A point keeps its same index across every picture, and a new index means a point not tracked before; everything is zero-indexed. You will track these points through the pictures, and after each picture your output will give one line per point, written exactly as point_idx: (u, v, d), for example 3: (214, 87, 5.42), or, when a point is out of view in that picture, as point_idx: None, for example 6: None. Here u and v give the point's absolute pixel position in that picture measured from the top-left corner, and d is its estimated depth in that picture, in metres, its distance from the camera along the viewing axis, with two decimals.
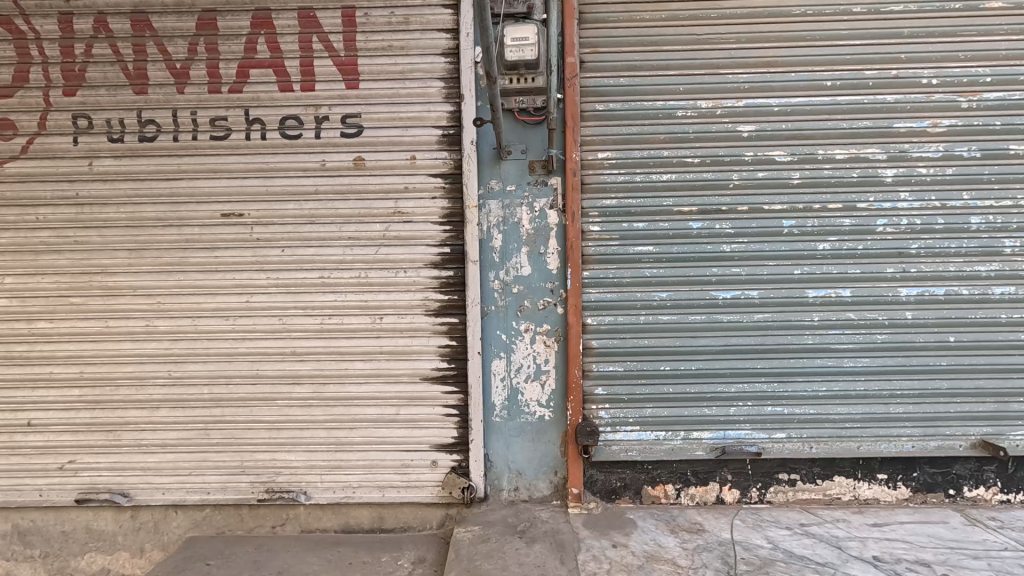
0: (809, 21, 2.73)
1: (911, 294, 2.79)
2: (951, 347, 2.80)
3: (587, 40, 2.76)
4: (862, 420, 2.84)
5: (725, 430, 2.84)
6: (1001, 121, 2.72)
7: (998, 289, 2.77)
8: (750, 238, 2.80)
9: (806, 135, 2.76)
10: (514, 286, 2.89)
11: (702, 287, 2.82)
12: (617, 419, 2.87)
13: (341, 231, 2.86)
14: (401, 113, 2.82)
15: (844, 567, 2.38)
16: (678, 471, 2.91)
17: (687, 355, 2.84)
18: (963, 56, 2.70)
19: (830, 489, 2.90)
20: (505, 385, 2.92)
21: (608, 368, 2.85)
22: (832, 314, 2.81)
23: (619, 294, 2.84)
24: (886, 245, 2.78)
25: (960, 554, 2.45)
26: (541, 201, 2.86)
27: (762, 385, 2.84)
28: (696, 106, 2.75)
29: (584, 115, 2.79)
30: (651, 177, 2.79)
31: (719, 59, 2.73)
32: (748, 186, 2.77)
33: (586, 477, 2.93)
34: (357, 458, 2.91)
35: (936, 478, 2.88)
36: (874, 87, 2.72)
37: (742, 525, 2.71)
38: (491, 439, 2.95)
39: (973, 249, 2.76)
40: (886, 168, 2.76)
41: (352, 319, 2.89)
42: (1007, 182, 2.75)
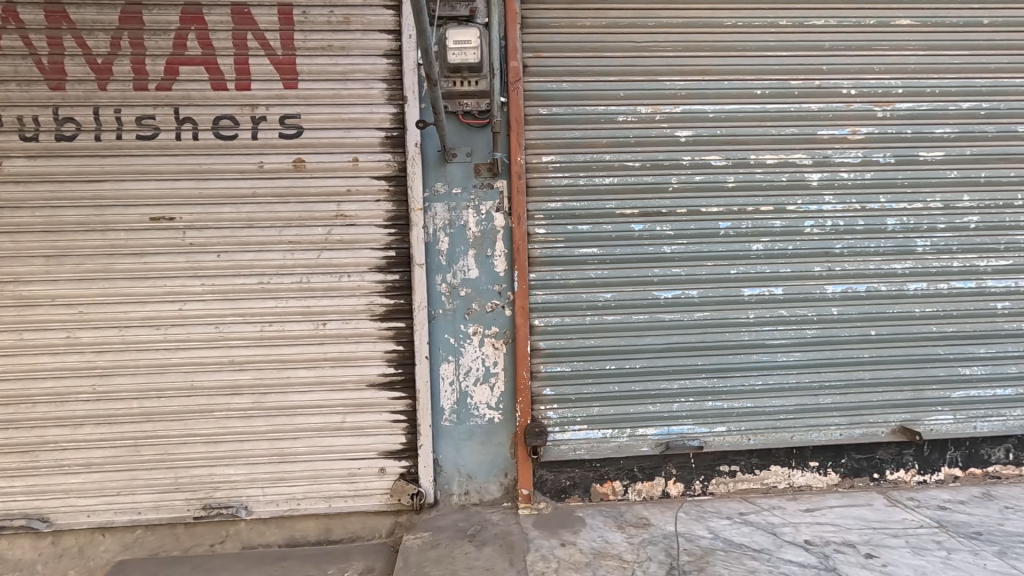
0: (741, 32, 2.84)
1: (836, 291, 2.96)
2: (872, 339, 3.00)
3: (530, 44, 2.79)
4: (795, 411, 2.99)
5: (669, 426, 2.94)
6: (912, 129, 2.94)
7: (912, 285, 2.99)
8: (690, 239, 2.90)
9: (740, 141, 2.88)
10: (461, 289, 2.88)
11: (645, 287, 2.90)
12: (566, 418, 2.91)
13: (281, 235, 2.77)
14: (342, 114, 2.77)
15: (779, 552, 2.49)
16: (625, 468, 2.98)
17: (632, 354, 2.92)
18: (878, 68, 2.90)
19: (767, 478, 3.04)
20: (454, 389, 2.91)
21: (556, 368, 2.89)
22: (766, 311, 2.95)
23: (566, 296, 2.88)
24: (813, 245, 2.94)
25: (882, 533, 2.61)
26: (488, 204, 2.87)
27: (702, 381, 2.94)
28: (637, 111, 2.83)
29: (529, 119, 2.82)
30: (594, 181, 2.85)
31: (658, 67, 2.82)
32: (686, 189, 2.88)
33: (536, 477, 2.95)
34: (302, 469, 2.83)
35: (861, 463, 3.08)
36: (800, 96, 2.88)
37: (685, 517, 2.80)
38: (441, 444, 2.93)
39: (890, 249, 2.97)
40: (812, 172, 2.92)
41: (294, 326, 2.80)
42: (918, 185, 2.97)
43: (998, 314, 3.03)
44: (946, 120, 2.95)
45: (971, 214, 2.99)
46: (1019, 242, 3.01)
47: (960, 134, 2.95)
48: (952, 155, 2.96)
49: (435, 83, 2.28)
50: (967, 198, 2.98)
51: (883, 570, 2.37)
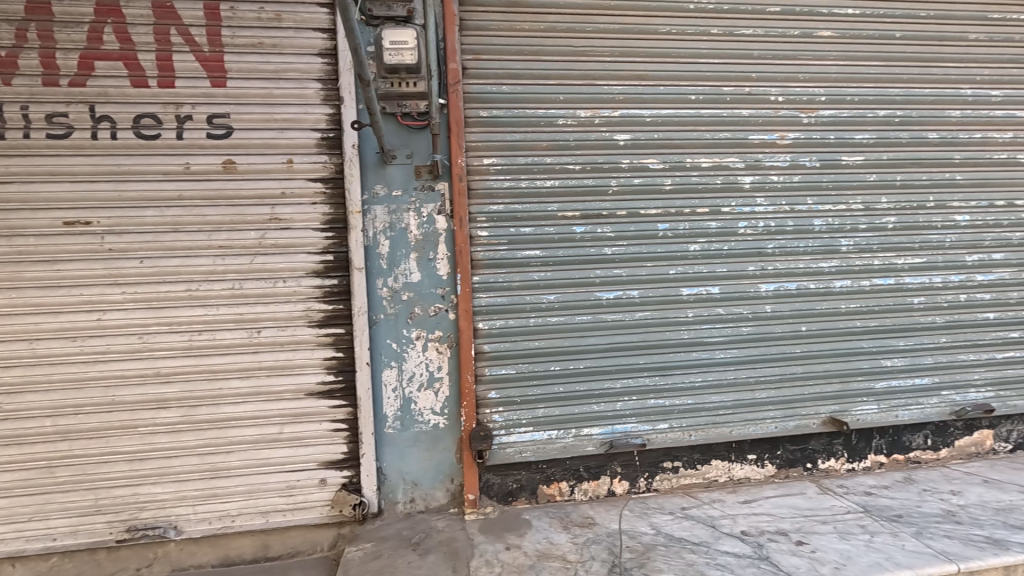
0: (675, 39, 2.92)
1: (769, 289, 3.09)
2: (803, 335, 3.14)
3: (469, 47, 2.78)
4: (732, 406, 3.09)
5: (613, 425, 2.99)
6: (835, 135, 3.10)
7: (838, 282, 3.15)
8: (630, 241, 2.96)
9: (676, 144, 2.96)
10: (403, 293, 2.84)
11: (587, 288, 2.94)
12: (511, 421, 2.91)
13: (210, 240, 2.65)
14: (275, 114, 2.67)
15: (716, 544, 2.55)
16: (571, 468, 3.01)
17: (576, 354, 2.94)
18: (802, 77, 3.04)
19: (708, 472, 3.13)
20: (397, 395, 2.85)
21: (501, 371, 2.88)
22: (704, 310, 3.04)
23: (510, 298, 2.88)
24: (747, 245, 3.05)
25: (812, 520, 2.73)
26: (429, 206, 2.83)
27: (644, 380, 3.01)
28: (576, 114, 2.86)
29: (469, 121, 2.81)
30: (536, 183, 2.86)
31: (596, 71, 2.86)
32: (626, 192, 2.93)
33: (483, 481, 2.94)
34: (236, 484, 2.71)
35: (795, 454, 3.21)
36: (732, 102, 2.99)
37: (630, 515, 2.85)
38: (384, 451, 2.86)
39: (818, 248, 3.12)
40: (744, 175, 3.03)
41: (226, 335, 2.68)
42: (842, 188, 3.13)
43: (915, 309, 3.24)
44: (865, 127, 3.13)
45: (890, 214, 3.18)
46: (932, 241, 3.22)
47: (878, 140, 3.13)
48: (871, 159, 3.14)
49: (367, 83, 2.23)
50: (885, 200, 3.17)
51: (811, 556, 2.44)
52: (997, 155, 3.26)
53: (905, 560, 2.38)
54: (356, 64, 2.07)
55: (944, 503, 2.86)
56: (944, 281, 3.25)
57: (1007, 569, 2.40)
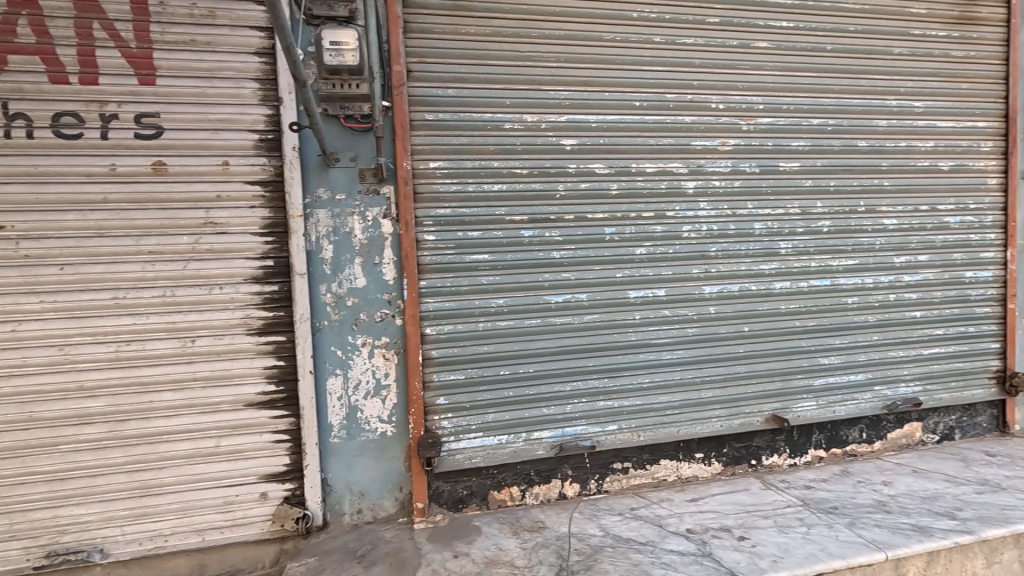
0: (619, 46, 2.97)
1: (713, 291, 3.17)
2: (746, 335, 3.24)
3: (413, 49, 2.75)
4: (680, 406, 3.16)
5: (563, 428, 3.00)
6: (772, 142, 3.22)
7: (778, 284, 3.26)
8: (577, 245, 2.98)
9: (622, 150, 3.01)
10: (347, 299, 2.77)
11: (536, 291, 2.94)
12: (460, 427, 2.88)
13: (138, 245, 2.52)
14: (209, 115, 2.56)
15: (662, 543, 2.59)
16: (522, 472, 3.01)
17: (525, 358, 2.94)
18: (741, 86, 3.15)
19: (658, 472, 3.19)
20: (342, 403, 2.78)
21: (449, 377, 2.85)
22: (650, 312, 3.10)
23: (457, 303, 2.85)
24: (691, 249, 3.13)
25: (754, 516, 2.81)
26: (374, 210, 2.78)
27: (594, 382, 3.03)
28: (522, 119, 2.87)
29: (414, 124, 2.77)
30: (483, 187, 2.85)
31: (542, 76, 2.88)
32: (573, 196, 2.96)
33: (432, 489, 2.90)
34: (169, 502, 2.58)
35: (740, 452, 3.31)
36: (675, 109, 3.06)
37: (579, 517, 2.86)
38: (329, 462, 2.78)
39: (758, 250, 3.23)
40: (687, 180, 3.11)
41: (157, 345, 2.55)
42: (780, 194, 3.25)
43: (850, 308, 3.39)
44: (800, 134, 3.26)
45: (824, 218, 3.33)
46: (864, 244, 3.39)
47: (812, 147, 3.28)
48: (807, 166, 3.27)
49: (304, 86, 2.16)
50: (820, 205, 3.31)
51: (752, 550, 2.50)
52: (921, 162, 3.45)
53: (839, 550, 2.47)
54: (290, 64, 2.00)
55: (877, 494, 2.99)
56: (876, 282, 3.42)
57: (931, 554, 2.52)
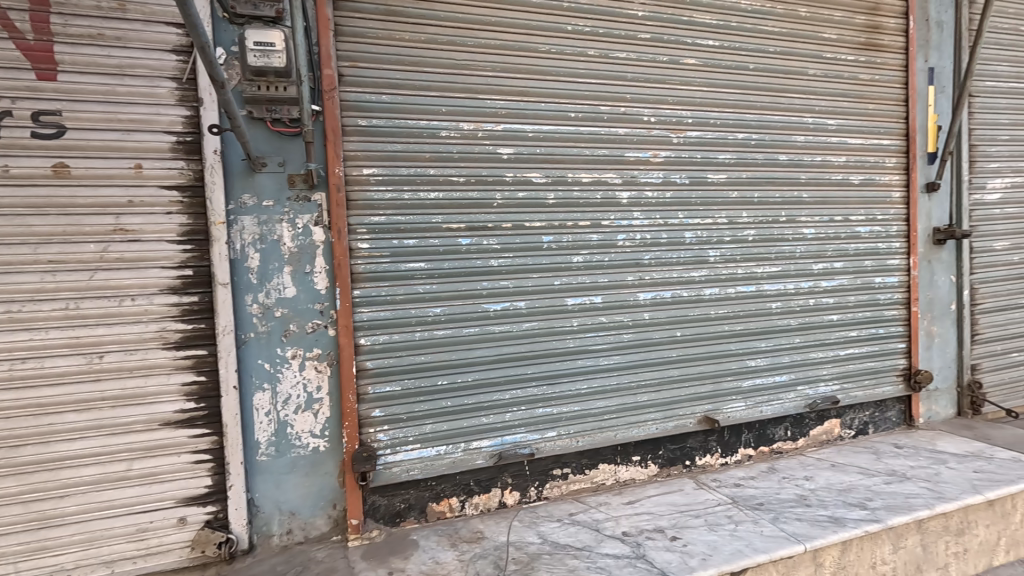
0: (554, 58, 3.03)
1: (647, 298, 3.27)
2: (678, 340, 3.36)
3: (345, 53, 2.68)
4: (617, 410, 3.23)
5: (502, 436, 2.99)
6: (701, 155, 3.36)
7: (708, 290, 3.41)
8: (515, 253, 3.00)
9: (558, 160, 3.06)
10: (276, 309, 2.65)
11: (474, 300, 2.93)
12: (397, 440, 2.81)
13: (36, 254, 2.31)
14: (119, 114, 2.40)
15: (598, 547, 2.62)
16: (461, 483, 2.98)
17: (463, 367, 2.92)
18: (671, 100, 3.28)
19: (597, 476, 3.24)
20: (271, 419, 2.65)
21: (385, 389, 2.79)
22: (588, 319, 3.15)
23: (393, 313, 2.80)
24: (626, 257, 3.22)
25: (687, 515, 2.91)
26: (305, 217, 2.68)
27: (532, 389, 3.05)
28: (459, 127, 2.87)
29: (347, 130, 2.71)
30: (418, 195, 2.81)
31: (478, 85, 2.89)
32: (510, 205, 2.98)
33: (368, 505, 2.82)
34: (72, 533, 2.36)
35: (675, 453, 3.42)
36: (609, 121, 3.15)
37: (518, 526, 2.86)
38: (256, 482, 2.64)
39: (688, 258, 3.36)
40: (621, 190, 3.20)
41: (59, 362, 2.34)
42: (709, 204, 3.40)
43: (774, 312, 3.58)
44: (727, 148, 3.43)
45: (750, 227, 3.51)
46: (785, 252, 3.60)
47: (737, 160, 3.45)
48: (733, 178, 3.44)
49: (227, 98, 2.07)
50: (746, 215, 3.49)
51: (683, 549, 2.58)
52: (834, 176, 3.71)
53: (762, 544, 2.59)
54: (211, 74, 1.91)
55: (799, 488, 3.17)
56: (796, 287, 3.63)
57: (845, 543, 2.69)
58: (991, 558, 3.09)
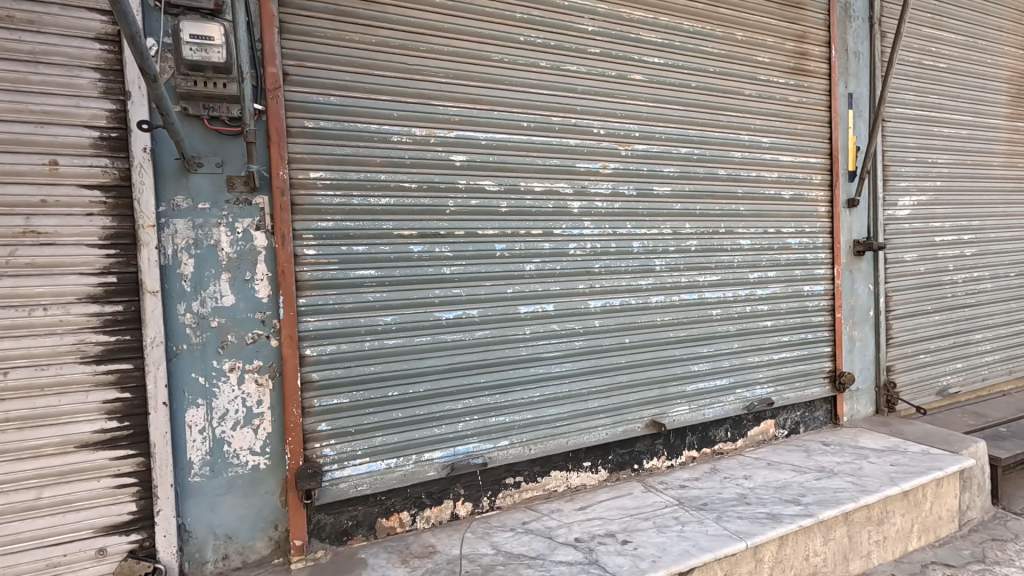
0: (506, 67, 3.04)
1: (598, 305, 3.34)
2: (627, 346, 3.45)
3: (291, 51, 2.58)
4: (568, 417, 3.26)
5: (454, 446, 2.95)
6: (647, 167, 3.49)
7: (654, 298, 3.53)
8: (468, 260, 2.97)
9: (510, 168, 3.08)
10: (212, 319, 2.48)
11: (426, 308, 2.88)
12: (345, 454, 2.70)
13: None
14: (32, 105, 2.17)
15: (552, 555, 2.63)
16: (412, 496, 2.91)
17: (415, 377, 2.86)
18: (619, 113, 3.38)
19: (548, 483, 3.27)
20: (205, 437, 2.47)
21: (332, 401, 2.68)
22: (540, 326, 3.17)
23: (341, 322, 2.69)
24: (577, 265, 3.27)
25: (636, 518, 2.97)
26: (245, 221, 2.54)
27: (485, 398, 3.03)
28: (410, 132, 2.82)
29: (292, 131, 2.60)
30: (369, 200, 2.73)
31: (430, 91, 2.85)
32: (462, 213, 2.95)
33: (312, 523, 2.69)
34: None
35: (624, 457, 3.50)
36: (560, 131, 3.20)
37: (471, 537, 2.82)
38: (188, 505, 2.45)
39: (636, 267, 3.46)
40: (572, 200, 3.25)
41: None
42: (655, 215, 3.52)
43: (715, 319, 3.76)
44: (671, 161, 3.57)
45: (692, 238, 3.66)
46: (725, 261, 3.78)
47: (681, 173, 3.60)
48: (677, 190, 3.59)
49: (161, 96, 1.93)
50: (689, 226, 3.64)
51: (634, 552, 2.63)
52: (768, 191, 3.95)
53: (708, 543, 2.68)
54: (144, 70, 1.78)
55: (739, 487, 3.32)
56: (735, 295, 3.83)
57: (781, 538, 2.84)
58: (907, 544, 3.36)
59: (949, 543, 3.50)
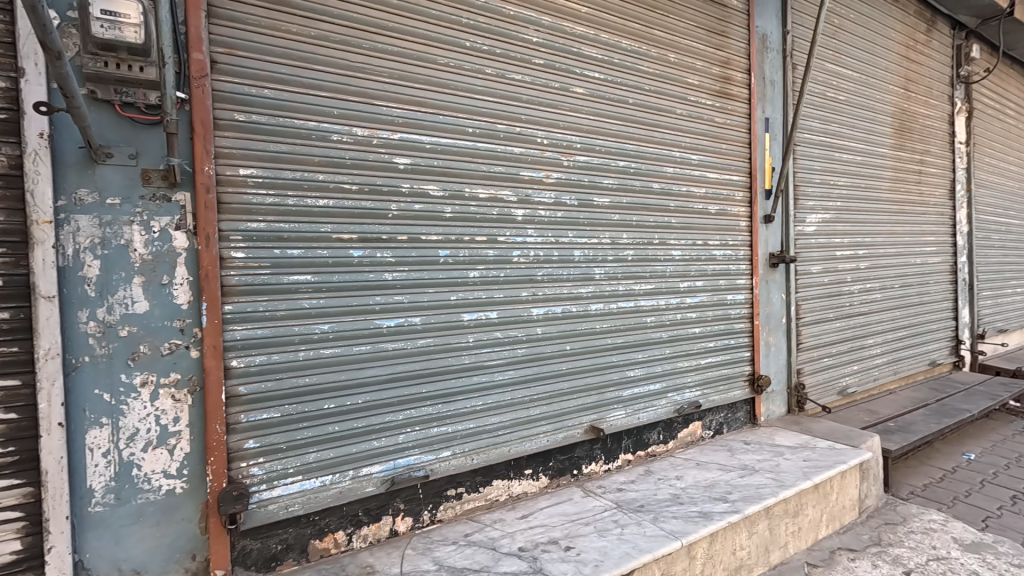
0: (452, 72, 3.01)
1: (540, 313, 3.37)
2: (567, 353, 3.50)
3: (219, 38, 2.38)
4: (510, 425, 3.25)
5: (395, 460, 2.84)
6: (588, 177, 3.57)
7: (594, 305, 3.61)
8: (411, 267, 2.88)
9: (455, 174, 3.03)
10: (121, 328, 2.22)
11: (366, 316, 2.75)
12: (275, 473, 2.52)
13: None
14: None
15: (496, 566, 2.58)
16: (348, 514, 2.77)
17: (353, 389, 2.72)
18: (562, 124, 3.45)
19: (490, 493, 3.24)
20: (110, 461, 2.19)
21: (261, 416, 2.48)
22: (483, 334, 3.14)
23: (272, 331, 2.51)
24: (520, 272, 3.28)
25: (577, 524, 3.01)
26: (163, 220, 2.30)
27: (427, 408, 2.94)
28: (352, 132, 2.69)
29: (219, 123, 2.39)
30: (305, 202, 2.58)
31: (374, 91, 2.75)
32: (406, 217, 2.86)
33: (236, 550, 2.47)
34: None
35: (564, 463, 3.55)
36: (504, 139, 3.21)
37: (412, 554, 2.72)
38: (87, 539, 2.15)
39: (577, 275, 3.53)
40: (516, 208, 3.27)
41: None
42: (595, 225, 3.62)
43: (649, 326, 3.91)
44: (610, 173, 3.69)
45: (629, 248, 3.80)
46: (658, 271, 3.96)
47: (619, 186, 3.73)
48: (615, 202, 3.71)
49: (66, 75, 1.70)
50: (626, 237, 3.77)
51: (577, 558, 2.64)
52: (697, 206, 4.20)
53: (647, 545, 2.76)
54: (46, 44, 1.56)
55: (672, 487, 3.47)
56: (667, 303, 4.01)
57: (712, 535, 2.98)
58: (817, 533, 3.66)
59: (851, 529, 3.86)
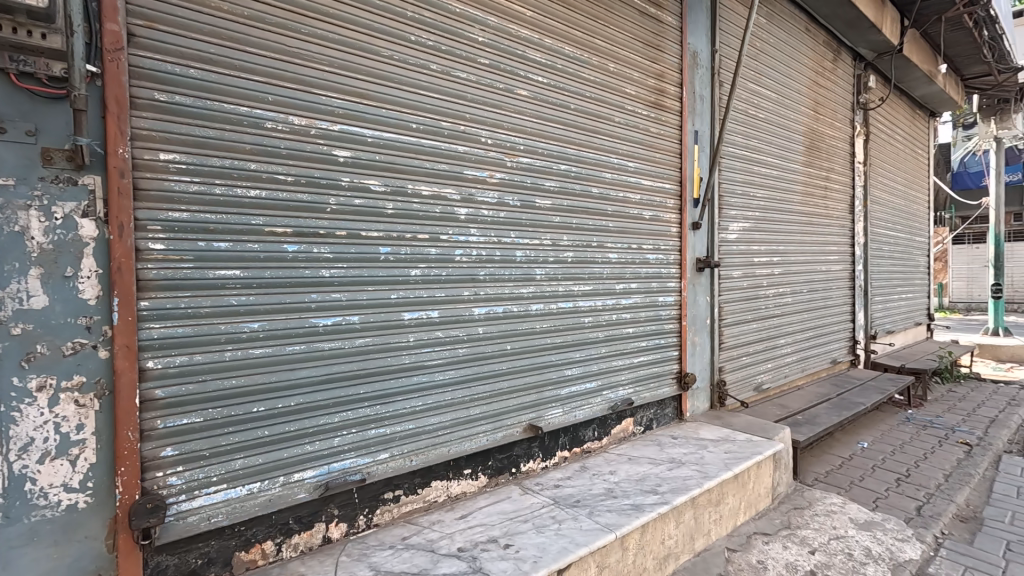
0: (396, 65, 2.93)
1: (481, 312, 3.37)
2: (507, 353, 3.52)
3: (138, 9, 2.18)
4: (450, 425, 3.23)
5: (329, 464, 2.73)
6: (530, 179, 3.63)
7: (534, 306, 3.66)
8: (350, 263, 2.78)
9: (398, 169, 2.97)
10: (13, 326, 1.97)
11: (301, 314, 2.63)
12: (196, 482, 2.34)
13: None
14: None
15: (435, 568, 2.55)
16: (277, 523, 2.63)
17: (285, 391, 2.58)
18: (506, 125, 3.47)
19: (428, 494, 3.20)
20: None
21: (180, 422, 2.30)
22: (423, 334, 3.09)
23: (195, 329, 2.33)
24: (462, 271, 3.26)
25: (515, 521, 3.04)
26: (68, 206, 2.07)
27: (364, 410, 2.85)
28: (287, 121, 2.56)
29: (137, 102, 2.19)
30: (233, 192, 2.42)
31: (313, 79, 2.63)
32: (345, 212, 2.76)
33: (150, 567, 2.28)
34: None
35: (503, 462, 3.58)
36: (448, 137, 3.18)
37: (346, 560, 2.62)
38: None
39: (518, 275, 3.57)
40: (459, 207, 3.25)
41: None
42: (536, 226, 3.67)
43: (586, 326, 4.02)
44: (551, 176, 3.76)
45: (568, 250, 3.88)
46: (595, 273, 4.08)
47: (560, 189, 3.81)
48: (556, 204, 3.79)
49: None
50: (566, 239, 3.86)
51: (515, 556, 2.67)
52: (632, 211, 4.37)
53: (583, 539, 2.84)
54: None
55: (606, 482, 3.59)
56: (603, 304, 4.15)
57: (644, 526, 3.12)
58: (736, 520, 3.93)
59: (766, 515, 4.17)
